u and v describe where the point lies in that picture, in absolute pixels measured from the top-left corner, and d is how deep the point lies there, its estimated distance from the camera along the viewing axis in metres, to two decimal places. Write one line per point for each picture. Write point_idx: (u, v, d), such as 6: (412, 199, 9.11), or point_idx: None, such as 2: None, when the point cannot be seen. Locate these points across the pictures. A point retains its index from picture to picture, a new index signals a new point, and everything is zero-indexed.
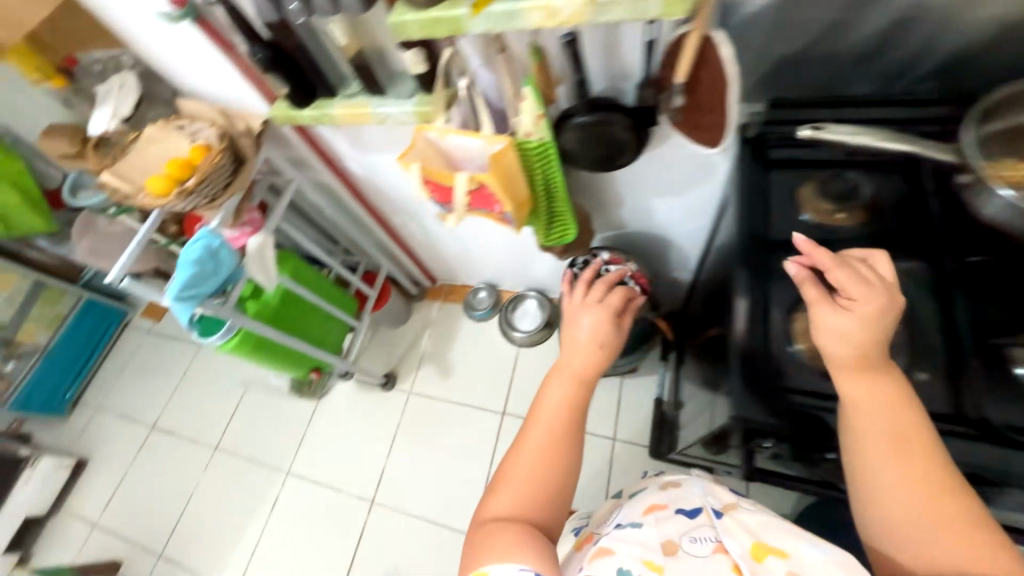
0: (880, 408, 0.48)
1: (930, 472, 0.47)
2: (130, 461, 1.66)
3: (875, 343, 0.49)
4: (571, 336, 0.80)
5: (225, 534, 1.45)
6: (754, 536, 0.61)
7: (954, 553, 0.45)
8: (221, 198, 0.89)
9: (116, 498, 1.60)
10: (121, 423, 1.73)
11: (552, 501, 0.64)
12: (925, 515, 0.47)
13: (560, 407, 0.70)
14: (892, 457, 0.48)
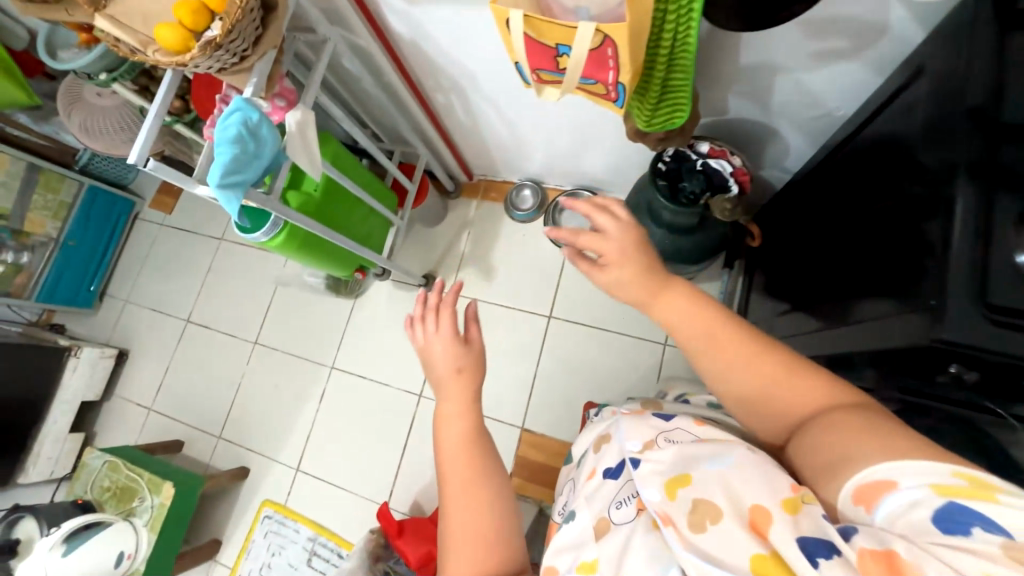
0: (687, 318, 0.58)
1: (746, 345, 0.55)
2: (170, 354, 1.67)
3: (646, 272, 0.60)
4: (433, 363, 0.71)
5: (278, 421, 1.52)
6: (662, 474, 0.51)
7: (780, 388, 0.54)
8: (250, 59, 0.71)
9: (164, 387, 1.65)
10: (153, 316, 1.71)
11: (493, 549, 0.61)
12: (755, 375, 0.55)
13: (457, 445, 0.66)
14: (716, 348, 0.57)
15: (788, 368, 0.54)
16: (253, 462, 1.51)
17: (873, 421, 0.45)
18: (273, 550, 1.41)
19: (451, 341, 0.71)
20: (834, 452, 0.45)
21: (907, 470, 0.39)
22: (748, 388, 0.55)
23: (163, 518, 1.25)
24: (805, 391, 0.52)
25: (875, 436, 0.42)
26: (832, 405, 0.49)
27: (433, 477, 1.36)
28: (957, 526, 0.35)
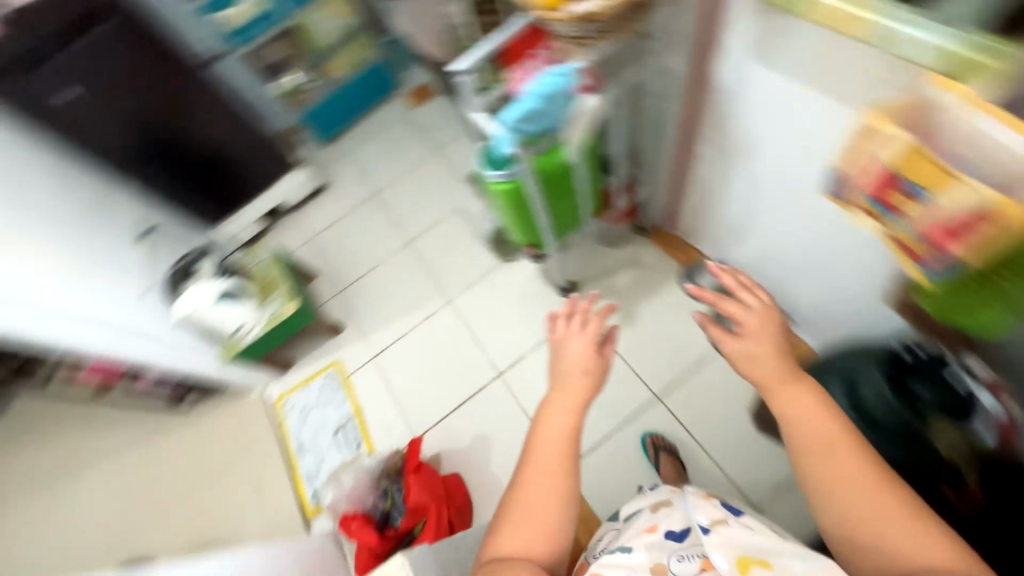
0: (814, 415, 0.63)
1: (864, 464, 0.60)
2: (349, 210, 1.95)
3: (779, 355, 0.68)
4: (567, 358, 0.83)
5: (384, 313, 1.69)
6: (738, 549, 0.63)
7: (903, 533, 0.56)
8: (592, 40, 0.77)
9: (330, 230, 1.93)
10: (357, 176, 2.01)
11: (549, 532, 0.73)
12: (878, 505, 0.58)
13: (560, 434, 0.77)
14: (842, 456, 0.60)
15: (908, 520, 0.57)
16: (348, 329, 1.70)
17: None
18: (321, 402, 1.59)
19: (588, 344, 0.83)
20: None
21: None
22: (852, 514, 0.58)
23: (278, 322, 1.45)
24: (916, 541, 0.55)
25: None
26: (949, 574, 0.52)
27: (465, 449, 1.40)
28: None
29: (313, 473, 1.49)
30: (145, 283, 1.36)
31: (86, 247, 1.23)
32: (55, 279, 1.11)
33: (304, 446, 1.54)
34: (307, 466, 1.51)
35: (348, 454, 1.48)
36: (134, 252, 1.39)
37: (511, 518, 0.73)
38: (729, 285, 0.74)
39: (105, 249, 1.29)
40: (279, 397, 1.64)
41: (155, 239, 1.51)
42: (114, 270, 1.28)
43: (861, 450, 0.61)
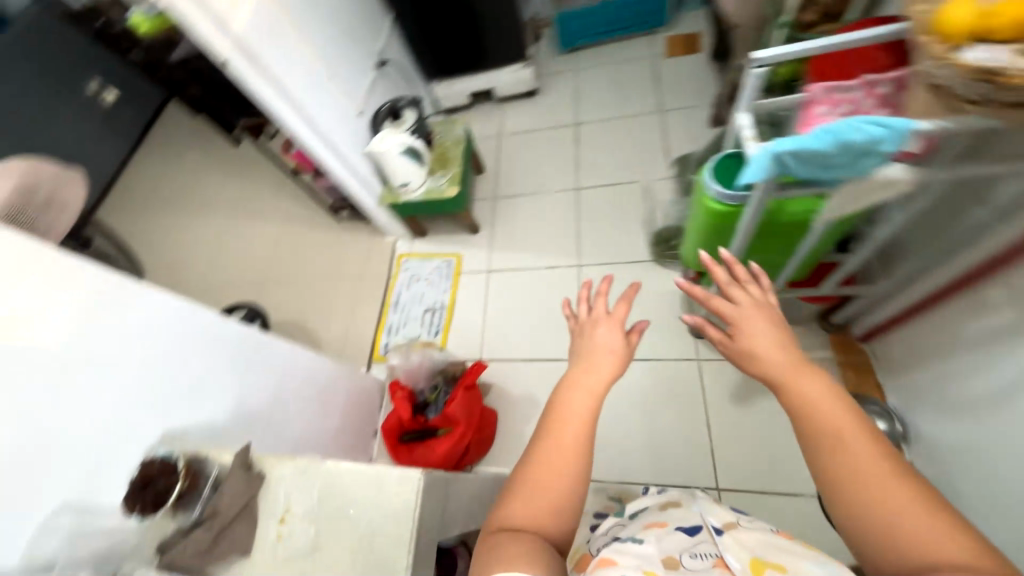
0: (818, 406, 0.50)
1: (879, 455, 0.46)
2: (545, 129, 1.92)
3: (785, 349, 0.56)
4: (594, 347, 0.72)
5: (519, 239, 1.70)
6: (753, 553, 0.60)
7: (939, 542, 0.41)
8: (970, 107, 0.55)
9: (516, 138, 1.94)
10: (570, 101, 1.95)
11: (558, 509, 0.59)
12: (899, 511, 0.43)
13: (581, 415, 0.64)
14: (849, 453, 0.46)
15: (919, 515, 0.42)
16: (482, 233, 1.74)
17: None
18: (427, 279, 1.71)
19: (618, 328, 0.74)
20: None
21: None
22: (859, 511, 0.44)
23: (436, 198, 1.52)
24: (945, 544, 0.40)
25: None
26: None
27: (514, 397, 1.44)
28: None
29: (392, 329, 1.64)
30: (361, 111, 1.50)
31: (335, 61, 1.39)
32: (305, 77, 1.27)
33: (398, 304, 1.69)
34: (391, 320, 1.66)
35: (426, 334, 1.60)
36: (365, 79, 1.53)
37: (512, 487, 0.60)
38: (722, 282, 0.68)
39: (346, 66, 1.44)
40: (402, 253, 1.79)
41: (384, 76, 1.64)
42: (344, 87, 1.42)
43: (859, 434, 0.48)
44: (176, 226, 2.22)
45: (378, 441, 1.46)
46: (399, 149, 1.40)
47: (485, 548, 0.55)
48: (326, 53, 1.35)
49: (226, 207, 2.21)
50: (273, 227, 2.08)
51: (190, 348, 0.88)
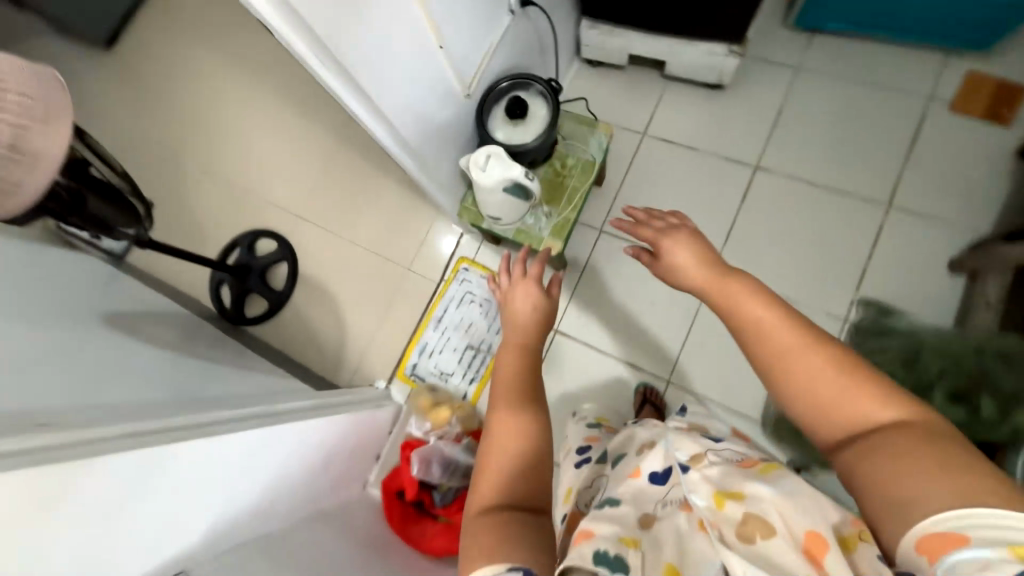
0: (747, 309, 0.68)
1: (799, 333, 0.63)
2: (708, 154, 1.35)
3: (713, 262, 0.77)
4: (515, 316, 0.97)
5: (609, 304, 1.32)
6: (711, 486, 0.67)
7: (847, 391, 0.59)
8: None
9: (665, 149, 1.38)
10: (765, 125, 1.33)
11: (522, 463, 0.80)
12: (819, 368, 0.60)
13: (516, 376, 0.89)
14: (775, 329, 0.65)
15: (845, 379, 0.59)
16: (569, 275, 1.34)
17: (961, 460, 0.51)
18: (483, 311, 1.40)
19: (538, 293, 0.97)
20: (916, 498, 0.50)
21: (981, 526, 0.46)
22: (806, 385, 0.61)
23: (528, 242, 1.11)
24: (846, 387, 0.59)
25: (937, 497, 0.49)
26: (902, 431, 0.55)
27: None
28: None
29: (426, 351, 1.40)
30: (470, 91, 1.02)
31: (452, 16, 0.87)
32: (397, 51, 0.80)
33: (441, 323, 1.42)
34: (427, 339, 1.41)
35: (460, 377, 1.36)
36: (489, 39, 1.00)
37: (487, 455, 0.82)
38: (644, 221, 0.86)
39: (467, 21, 0.92)
40: (464, 259, 1.44)
41: (519, 22, 1.09)
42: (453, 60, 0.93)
43: (786, 319, 0.65)
44: (220, 84, 1.80)
45: (378, 467, 1.35)
46: (502, 186, 0.96)
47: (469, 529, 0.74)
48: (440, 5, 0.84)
49: (282, 82, 1.76)
50: (328, 138, 1.68)
51: (144, 502, 0.70)
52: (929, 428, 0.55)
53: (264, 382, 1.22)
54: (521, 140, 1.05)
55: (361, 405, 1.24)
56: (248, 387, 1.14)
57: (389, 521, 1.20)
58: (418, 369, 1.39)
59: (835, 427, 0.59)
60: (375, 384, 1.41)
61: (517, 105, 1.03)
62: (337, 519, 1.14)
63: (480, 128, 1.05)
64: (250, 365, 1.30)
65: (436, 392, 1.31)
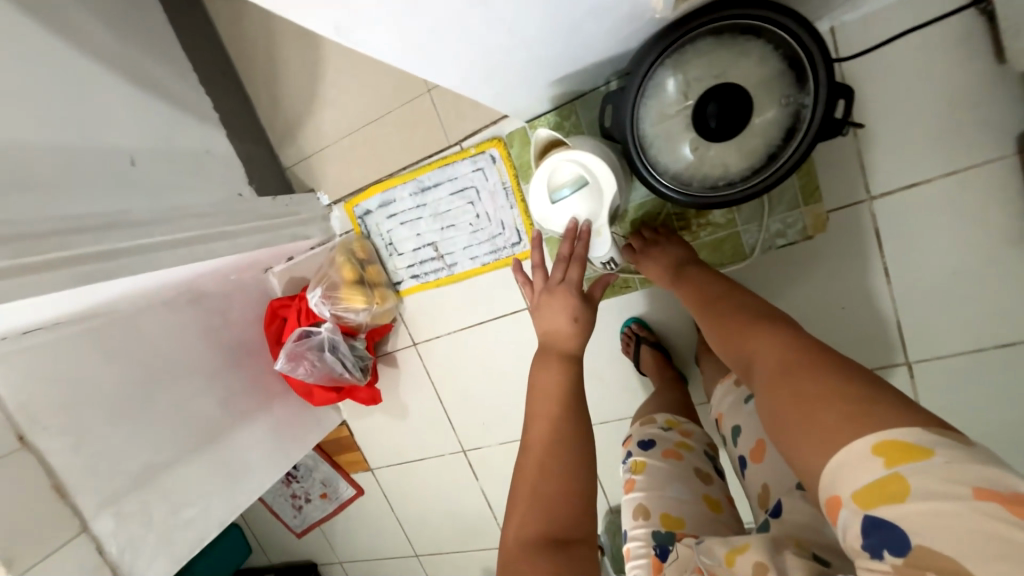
0: (692, 284, 0.70)
1: (712, 300, 0.63)
2: (890, 302, 0.84)
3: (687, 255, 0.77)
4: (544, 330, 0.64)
5: (596, 332, 1.05)
6: (727, 543, 0.51)
7: (740, 343, 0.53)
8: None
9: (859, 242, 0.82)
10: (999, 335, 0.80)
11: (560, 495, 0.51)
12: (719, 328, 0.59)
13: (552, 384, 0.59)
14: (702, 297, 0.66)
15: (734, 334, 0.55)
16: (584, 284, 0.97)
17: (831, 386, 0.41)
18: (477, 223, 1.02)
19: (570, 298, 0.63)
20: (797, 461, 0.41)
21: (843, 476, 0.37)
22: (717, 344, 0.58)
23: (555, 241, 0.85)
24: (737, 338, 0.54)
25: (805, 446, 0.40)
26: (781, 365, 0.46)
27: (395, 390, 1.26)
28: (883, 545, 0.34)
29: (388, 209, 1.07)
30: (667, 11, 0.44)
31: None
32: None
33: (423, 193, 1.04)
34: (397, 198, 1.05)
35: (404, 265, 1.10)
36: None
37: (515, 496, 0.52)
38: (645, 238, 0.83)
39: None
40: (497, 143, 0.95)
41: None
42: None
43: (707, 285, 0.67)
44: None
45: (284, 263, 1.16)
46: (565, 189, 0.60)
47: None
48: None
49: None
50: None
51: None
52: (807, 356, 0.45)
53: (167, 126, 0.88)
54: (675, 175, 0.52)
55: (273, 233, 0.97)
56: (134, 131, 0.81)
57: (264, 330, 1.14)
58: (369, 220, 1.09)
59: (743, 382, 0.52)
60: (318, 196, 1.11)
61: (728, 103, 0.48)
62: (207, 310, 1.03)
63: (638, 95, 0.49)
64: (163, 74, 0.91)
65: (365, 266, 1.07)
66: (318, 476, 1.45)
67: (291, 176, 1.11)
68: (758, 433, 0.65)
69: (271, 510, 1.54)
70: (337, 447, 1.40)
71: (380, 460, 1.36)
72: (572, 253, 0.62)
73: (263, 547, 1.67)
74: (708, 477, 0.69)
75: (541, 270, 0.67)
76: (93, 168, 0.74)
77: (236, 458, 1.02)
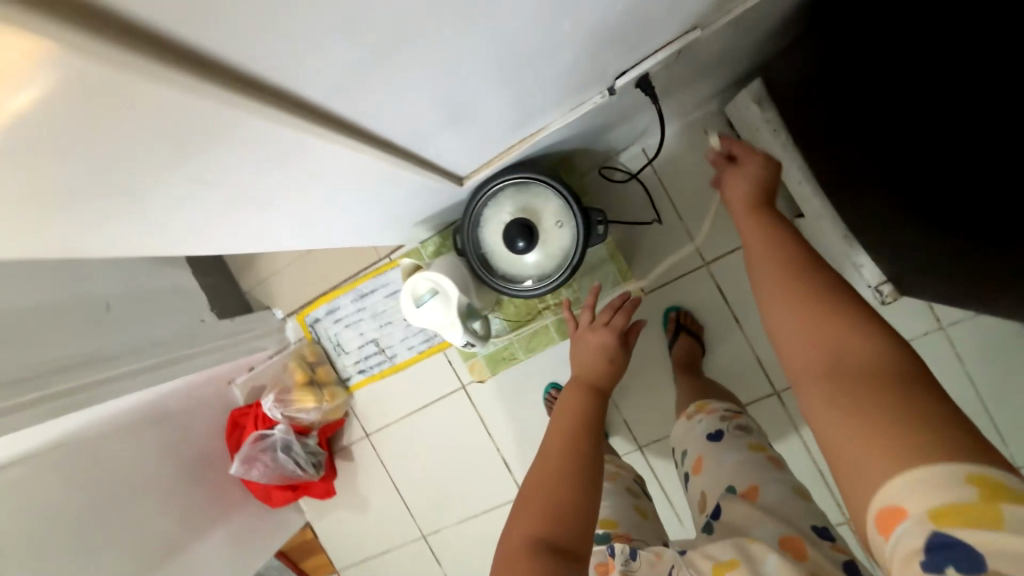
0: (764, 234, 0.61)
1: (805, 265, 0.55)
2: (743, 339, 1.04)
3: (761, 192, 0.71)
4: (581, 364, 0.83)
5: (524, 400, 1.19)
6: (713, 559, 0.58)
7: (835, 326, 0.48)
8: None
9: (706, 297, 1.05)
10: None
11: (565, 505, 0.60)
12: (808, 296, 0.51)
13: (571, 415, 0.73)
14: (779, 255, 0.57)
15: (811, 317, 0.50)
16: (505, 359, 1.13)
17: (937, 412, 0.40)
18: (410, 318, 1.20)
19: (611, 336, 0.85)
20: (864, 463, 0.41)
21: (929, 491, 0.37)
22: (791, 313, 0.51)
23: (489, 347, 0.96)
24: (834, 321, 0.48)
25: (885, 449, 0.40)
26: (875, 374, 0.44)
27: (353, 484, 1.32)
28: (948, 560, 0.35)
29: (334, 315, 1.25)
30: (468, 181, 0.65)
31: (113, 96, 0.23)
32: (271, 204, 0.46)
33: (362, 298, 1.22)
34: (341, 305, 1.24)
35: (352, 362, 1.25)
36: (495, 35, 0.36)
37: (524, 494, 0.63)
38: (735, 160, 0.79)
39: (314, 81, 0.31)
40: None
41: (618, 99, 0.63)
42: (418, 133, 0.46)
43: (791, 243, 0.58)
44: None
45: (246, 374, 1.31)
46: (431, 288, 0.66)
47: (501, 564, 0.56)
48: (98, 8, 0.20)
49: None
50: None
51: None
52: (910, 375, 0.43)
53: (141, 273, 1.06)
54: (507, 274, 0.71)
55: (230, 351, 1.12)
56: (112, 282, 0.99)
57: (228, 439, 1.25)
58: (318, 326, 1.26)
59: (801, 359, 0.48)
60: (273, 311, 1.29)
61: (526, 231, 0.65)
62: (170, 427, 1.14)
63: (470, 226, 0.69)
64: None
65: (315, 368, 1.22)
66: None
67: (249, 298, 1.30)
68: (698, 450, 0.80)
69: None
70: (302, 553, 1.40)
71: (346, 560, 1.37)
72: (618, 310, 0.87)
73: None
74: (638, 496, 0.85)
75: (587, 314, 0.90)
76: (76, 317, 0.90)
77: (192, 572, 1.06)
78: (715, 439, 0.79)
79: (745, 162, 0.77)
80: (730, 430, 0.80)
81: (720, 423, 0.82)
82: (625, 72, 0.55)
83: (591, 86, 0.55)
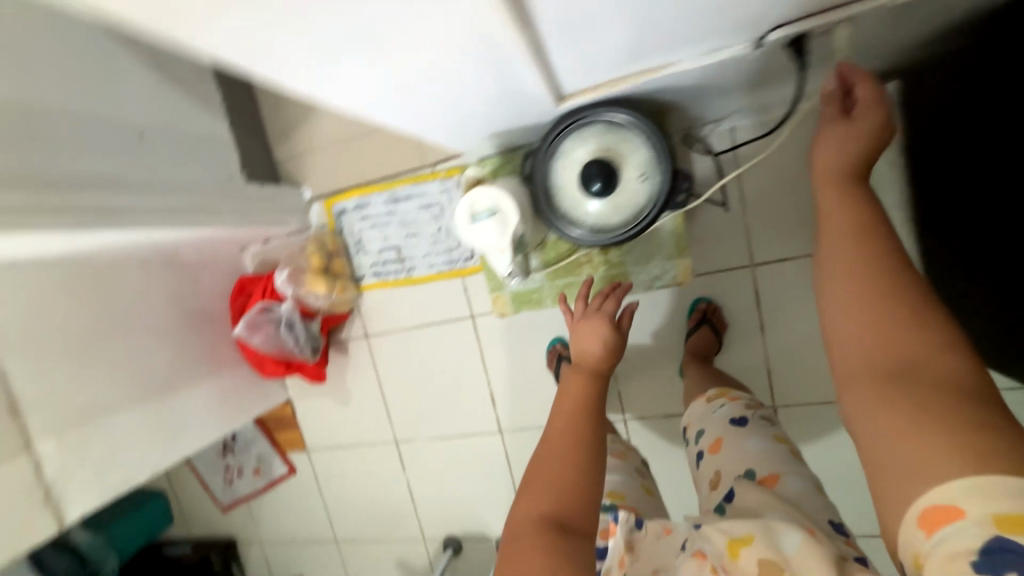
0: (846, 202, 0.53)
1: (879, 248, 0.49)
2: (762, 347, 1.03)
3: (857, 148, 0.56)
4: (579, 351, 0.82)
5: (526, 346, 1.19)
6: (725, 534, 0.61)
7: (899, 324, 0.45)
8: None
9: (741, 298, 1.02)
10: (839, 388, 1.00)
11: (569, 487, 0.63)
12: (876, 287, 0.47)
13: (575, 396, 0.74)
14: (857, 230, 0.51)
15: (879, 326, 0.46)
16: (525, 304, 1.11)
17: (993, 424, 0.40)
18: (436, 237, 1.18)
19: (603, 323, 0.83)
20: (915, 468, 0.40)
21: (982, 502, 0.37)
22: (851, 304, 0.48)
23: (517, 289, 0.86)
24: (899, 317, 0.45)
25: (941, 459, 0.39)
26: (938, 383, 0.42)
27: (341, 377, 1.36)
28: (1008, 566, 0.35)
29: (362, 211, 1.21)
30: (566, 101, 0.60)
31: None
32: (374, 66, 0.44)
33: (395, 202, 1.19)
34: (371, 203, 1.20)
35: (369, 263, 1.24)
36: None
37: (528, 479, 0.65)
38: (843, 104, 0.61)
39: None
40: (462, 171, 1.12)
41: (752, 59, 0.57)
42: (567, 35, 0.42)
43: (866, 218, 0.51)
44: None
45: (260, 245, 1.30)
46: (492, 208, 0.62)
47: (508, 546, 0.59)
48: None
49: None
50: None
51: None
52: (976, 397, 0.41)
53: (177, 111, 1.00)
54: (568, 216, 0.67)
55: (254, 216, 1.10)
56: (146, 113, 0.93)
57: (229, 303, 1.24)
58: (344, 218, 1.23)
59: (857, 355, 0.47)
60: (302, 190, 1.25)
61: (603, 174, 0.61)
62: (179, 274, 1.13)
63: (546, 156, 0.65)
64: (178, 62, 1.02)
65: (331, 257, 1.20)
66: (254, 451, 1.51)
67: (280, 169, 1.26)
68: (718, 433, 0.83)
69: (201, 482, 1.59)
70: (278, 425, 1.47)
71: (317, 441, 1.44)
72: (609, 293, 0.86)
73: (183, 521, 1.68)
74: (643, 477, 0.95)
75: (582, 301, 0.89)
76: (108, 136, 0.85)
77: (177, 414, 1.08)
78: (740, 424, 0.82)
79: (863, 112, 0.58)
80: (756, 419, 0.84)
81: (744, 411, 0.85)
82: (782, 26, 0.49)
83: (736, 33, 0.49)
